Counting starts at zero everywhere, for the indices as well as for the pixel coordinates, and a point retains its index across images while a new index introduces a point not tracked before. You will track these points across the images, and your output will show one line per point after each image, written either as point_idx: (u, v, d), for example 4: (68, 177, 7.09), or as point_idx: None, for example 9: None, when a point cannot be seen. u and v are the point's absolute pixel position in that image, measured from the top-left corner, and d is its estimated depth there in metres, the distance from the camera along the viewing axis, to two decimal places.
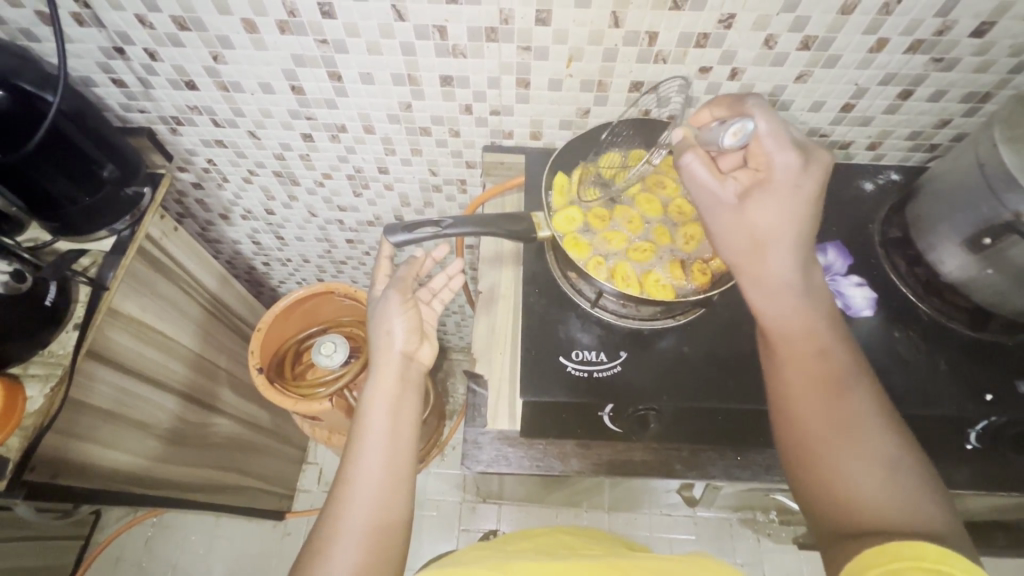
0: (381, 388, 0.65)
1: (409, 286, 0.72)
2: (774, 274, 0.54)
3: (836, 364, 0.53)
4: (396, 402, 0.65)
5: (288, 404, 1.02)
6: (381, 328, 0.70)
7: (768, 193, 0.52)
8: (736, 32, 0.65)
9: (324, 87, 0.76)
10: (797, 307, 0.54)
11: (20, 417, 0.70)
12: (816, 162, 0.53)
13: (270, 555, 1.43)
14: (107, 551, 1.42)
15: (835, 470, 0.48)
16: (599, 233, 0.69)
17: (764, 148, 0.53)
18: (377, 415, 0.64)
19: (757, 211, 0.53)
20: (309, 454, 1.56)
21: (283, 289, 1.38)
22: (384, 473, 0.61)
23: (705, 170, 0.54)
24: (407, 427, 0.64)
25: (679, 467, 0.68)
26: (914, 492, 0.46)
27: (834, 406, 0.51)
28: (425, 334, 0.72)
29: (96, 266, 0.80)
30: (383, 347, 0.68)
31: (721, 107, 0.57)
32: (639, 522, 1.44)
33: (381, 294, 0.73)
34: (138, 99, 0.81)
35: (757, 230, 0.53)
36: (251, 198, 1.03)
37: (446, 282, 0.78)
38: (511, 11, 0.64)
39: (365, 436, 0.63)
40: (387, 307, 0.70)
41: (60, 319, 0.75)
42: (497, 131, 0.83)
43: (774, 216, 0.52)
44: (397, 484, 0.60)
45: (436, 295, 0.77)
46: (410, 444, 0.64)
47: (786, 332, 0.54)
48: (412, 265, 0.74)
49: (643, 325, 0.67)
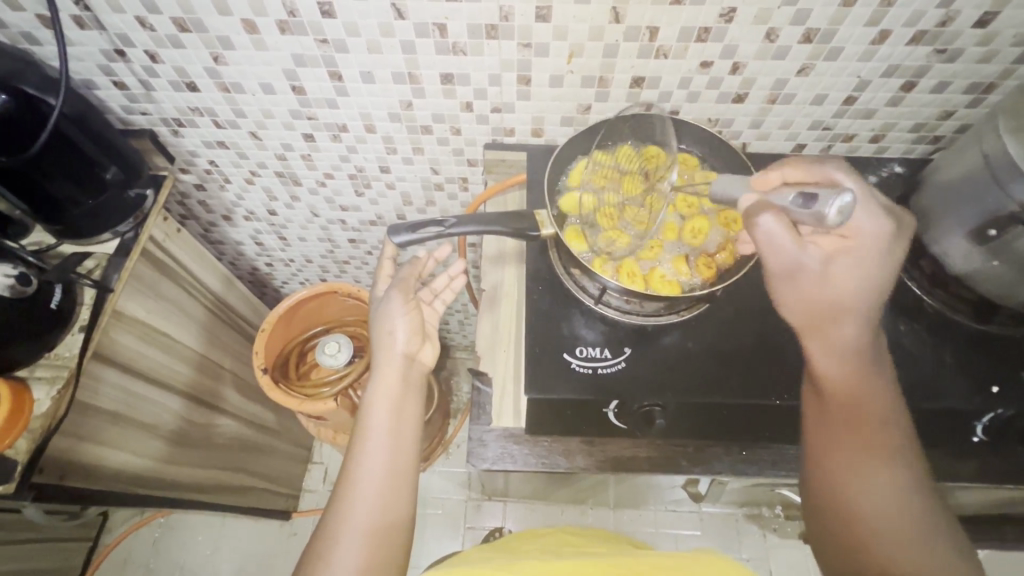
0: (383, 389, 0.65)
1: (410, 288, 0.72)
2: (841, 340, 0.56)
3: (889, 429, 0.56)
4: (398, 403, 0.65)
5: (293, 404, 1.02)
6: (382, 328, 0.69)
7: (852, 258, 0.54)
8: (736, 26, 0.65)
9: (324, 87, 0.76)
10: (859, 371, 0.57)
11: (27, 420, 0.71)
12: (902, 227, 0.56)
13: (276, 555, 1.44)
14: (114, 552, 1.43)
15: (865, 526, 0.54)
16: (605, 231, 0.69)
17: (856, 218, 0.54)
18: (379, 415, 0.64)
19: (841, 277, 0.54)
20: (315, 453, 1.56)
21: (286, 289, 1.39)
22: (387, 470, 0.61)
23: (787, 235, 0.52)
24: (409, 428, 0.64)
25: (683, 463, 0.68)
26: (934, 552, 0.52)
27: (878, 466, 0.55)
28: (426, 335, 0.72)
29: (99, 269, 0.80)
30: (384, 348, 0.68)
31: (794, 172, 0.57)
32: (644, 518, 1.44)
33: (382, 294, 0.73)
34: (140, 101, 0.81)
35: (840, 297, 0.55)
36: (254, 200, 1.03)
37: (447, 283, 0.77)
38: (510, 8, 0.64)
39: (366, 437, 0.63)
40: (389, 308, 0.70)
41: (66, 321, 0.76)
42: (497, 128, 0.82)
43: (857, 283, 0.55)
44: (399, 484, 0.60)
45: (437, 295, 0.77)
46: (412, 444, 0.64)
47: (847, 396, 0.57)
48: (414, 265, 0.74)
49: (647, 321, 0.67)
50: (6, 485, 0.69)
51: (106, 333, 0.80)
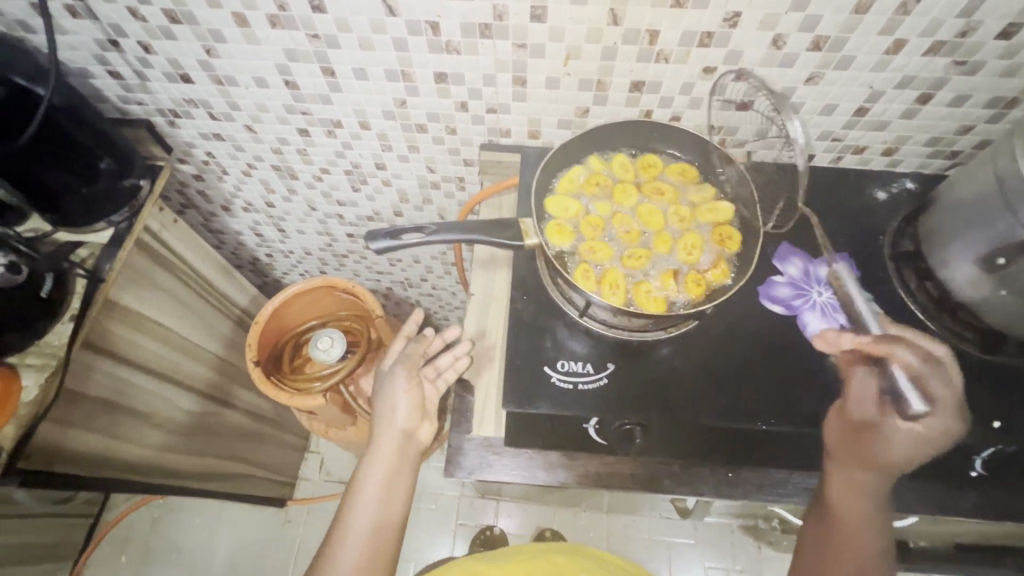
0: (377, 462, 0.69)
1: (416, 368, 0.74)
2: (865, 487, 0.60)
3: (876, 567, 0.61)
4: (390, 478, 0.69)
5: (283, 399, 1.03)
6: (385, 403, 0.72)
7: (921, 440, 0.58)
8: (741, 31, 0.62)
9: (318, 82, 0.75)
10: (877, 517, 0.61)
11: (14, 407, 0.71)
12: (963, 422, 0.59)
13: (271, 541, 1.46)
14: (115, 529, 1.46)
15: None
16: (588, 240, 0.67)
17: (937, 412, 0.58)
18: (371, 485, 0.69)
19: (898, 447, 0.59)
20: (312, 443, 1.57)
21: (287, 280, 1.39)
22: (369, 535, 0.66)
23: (868, 389, 0.60)
24: (394, 506, 0.69)
25: (667, 482, 0.66)
26: None
27: None
28: (426, 413, 0.74)
29: (93, 258, 0.80)
30: (386, 421, 0.71)
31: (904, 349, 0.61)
32: (637, 524, 1.43)
33: (387, 368, 0.75)
34: (135, 91, 0.81)
35: (885, 458, 0.59)
36: (252, 191, 1.03)
37: (451, 362, 0.71)
38: (504, 8, 0.61)
39: (354, 514, 0.67)
40: (393, 384, 0.73)
41: (57, 310, 0.76)
42: (494, 128, 0.80)
43: (904, 458, 0.59)
44: (376, 552, 0.66)
45: (439, 374, 0.72)
46: (396, 515, 0.69)
47: (853, 532, 0.60)
48: (419, 343, 0.75)
49: (633, 336, 0.65)
50: None
51: (96, 323, 0.80)
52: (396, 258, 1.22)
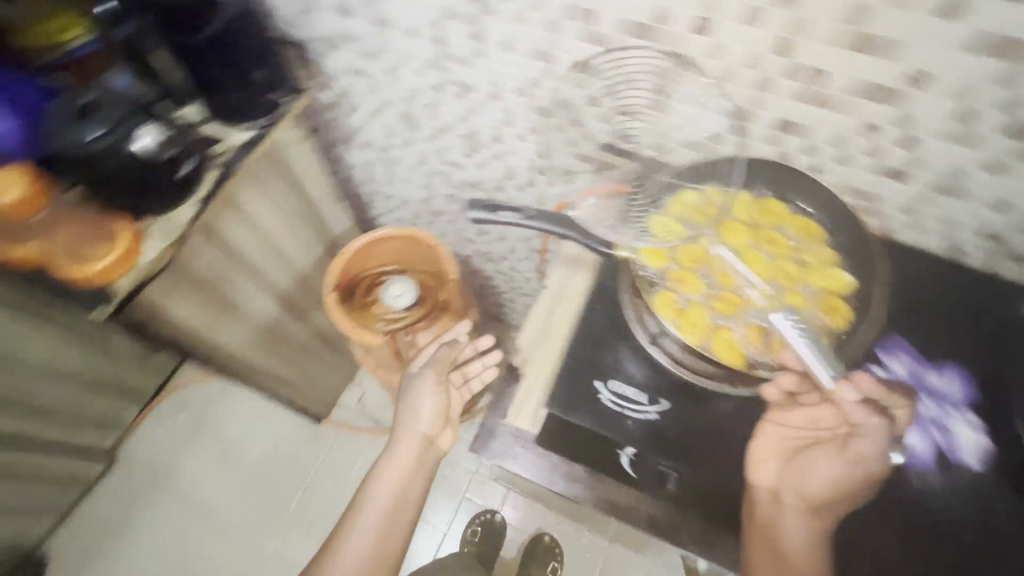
0: (401, 462, 0.81)
1: (438, 377, 0.87)
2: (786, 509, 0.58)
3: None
4: (407, 478, 0.80)
5: (344, 328, 1.09)
6: (412, 406, 0.85)
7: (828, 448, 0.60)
8: (926, 93, 0.55)
9: (463, 44, 0.77)
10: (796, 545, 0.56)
11: (135, 263, 0.81)
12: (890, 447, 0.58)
13: (300, 450, 1.58)
14: (179, 394, 1.64)
15: None
16: (681, 270, 0.64)
17: (870, 434, 0.58)
18: (390, 476, 0.80)
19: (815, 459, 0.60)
20: (359, 376, 1.66)
21: (380, 222, 1.46)
22: (383, 517, 0.77)
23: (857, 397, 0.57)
24: (411, 502, 0.80)
25: (685, 539, 0.62)
26: None
27: None
28: (448, 420, 0.87)
29: (227, 155, 0.87)
30: (410, 425, 0.84)
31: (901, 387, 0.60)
32: (638, 562, 1.38)
33: (417, 369, 0.89)
34: (300, 13, 0.87)
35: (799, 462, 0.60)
36: (375, 131, 1.08)
37: (480, 370, 0.90)
38: (669, 11, 0.59)
39: (372, 499, 0.78)
40: (421, 386, 0.87)
41: (190, 189, 0.84)
42: (618, 131, 0.78)
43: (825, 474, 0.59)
44: (387, 537, 0.76)
45: (467, 379, 0.91)
46: (410, 503, 0.79)
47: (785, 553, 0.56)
48: (450, 348, 0.90)
49: (697, 380, 0.61)
50: (104, 309, 0.81)
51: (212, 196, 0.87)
52: (485, 231, 1.24)
